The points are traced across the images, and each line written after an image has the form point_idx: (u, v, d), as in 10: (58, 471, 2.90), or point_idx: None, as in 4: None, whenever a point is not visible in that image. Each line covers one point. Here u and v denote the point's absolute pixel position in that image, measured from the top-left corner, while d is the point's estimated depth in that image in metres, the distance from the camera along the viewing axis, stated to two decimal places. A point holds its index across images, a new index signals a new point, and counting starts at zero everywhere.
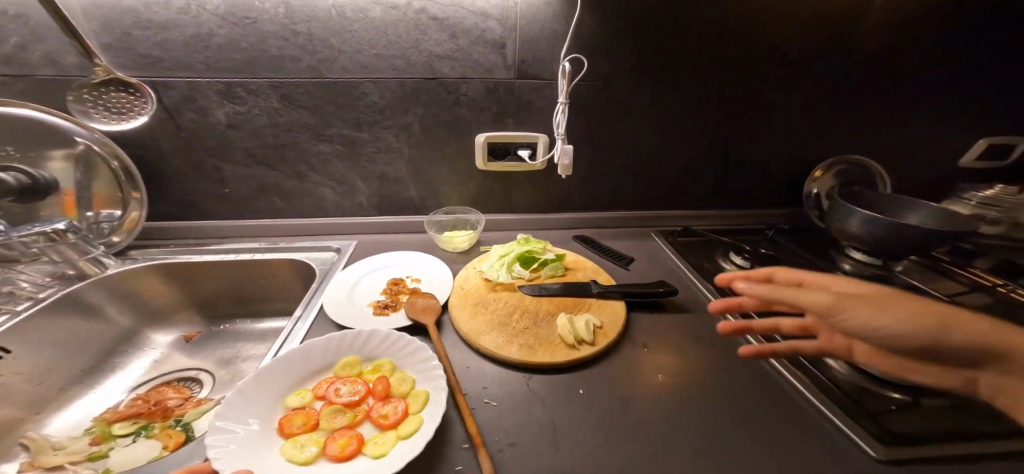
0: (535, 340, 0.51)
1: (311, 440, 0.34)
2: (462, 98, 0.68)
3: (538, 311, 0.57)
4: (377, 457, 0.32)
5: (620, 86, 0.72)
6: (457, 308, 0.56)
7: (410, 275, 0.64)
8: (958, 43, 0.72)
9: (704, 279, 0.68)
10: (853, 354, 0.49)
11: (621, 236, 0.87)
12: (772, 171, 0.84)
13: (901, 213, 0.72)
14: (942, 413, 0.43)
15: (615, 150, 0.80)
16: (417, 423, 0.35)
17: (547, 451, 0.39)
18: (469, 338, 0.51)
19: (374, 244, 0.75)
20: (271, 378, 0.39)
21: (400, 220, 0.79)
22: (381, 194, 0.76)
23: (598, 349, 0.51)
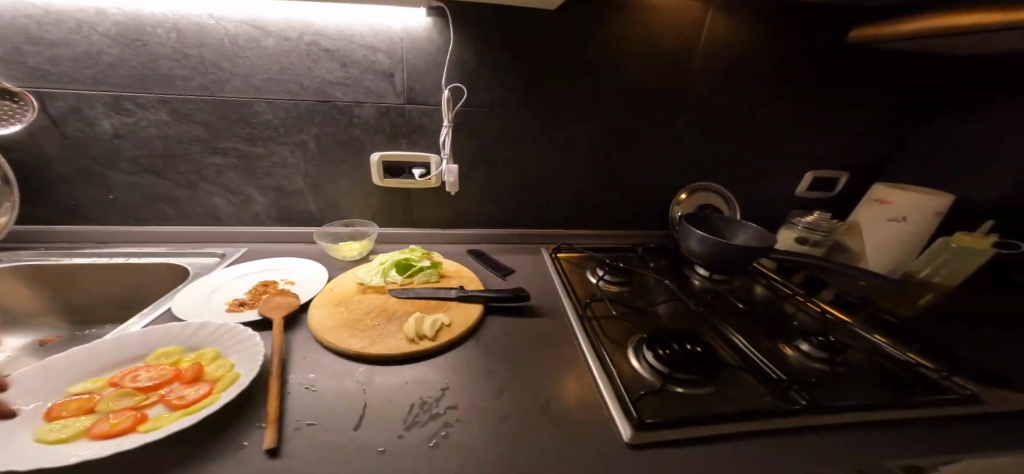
0: (379, 335, 0.57)
1: (81, 420, 0.38)
2: (356, 120, 0.75)
3: (396, 311, 0.64)
4: (147, 431, 0.37)
5: (506, 114, 0.80)
6: (319, 306, 0.62)
7: (285, 279, 0.70)
8: (795, 91, 0.83)
9: (565, 290, 0.78)
10: (649, 355, 0.57)
11: (514, 253, 0.94)
12: (645, 196, 0.96)
13: (734, 231, 0.86)
14: (709, 400, 0.52)
15: (507, 172, 0.88)
16: (211, 400, 0.40)
17: (348, 428, 0.43)
18: (319, 333, 0.56)
19: (264, 253, 0.79)
20: (68, 368, 0.43)
21: (297, 230, 0.84)
22: (279, 206, 0.81)
23: (436, 343, 0.57)
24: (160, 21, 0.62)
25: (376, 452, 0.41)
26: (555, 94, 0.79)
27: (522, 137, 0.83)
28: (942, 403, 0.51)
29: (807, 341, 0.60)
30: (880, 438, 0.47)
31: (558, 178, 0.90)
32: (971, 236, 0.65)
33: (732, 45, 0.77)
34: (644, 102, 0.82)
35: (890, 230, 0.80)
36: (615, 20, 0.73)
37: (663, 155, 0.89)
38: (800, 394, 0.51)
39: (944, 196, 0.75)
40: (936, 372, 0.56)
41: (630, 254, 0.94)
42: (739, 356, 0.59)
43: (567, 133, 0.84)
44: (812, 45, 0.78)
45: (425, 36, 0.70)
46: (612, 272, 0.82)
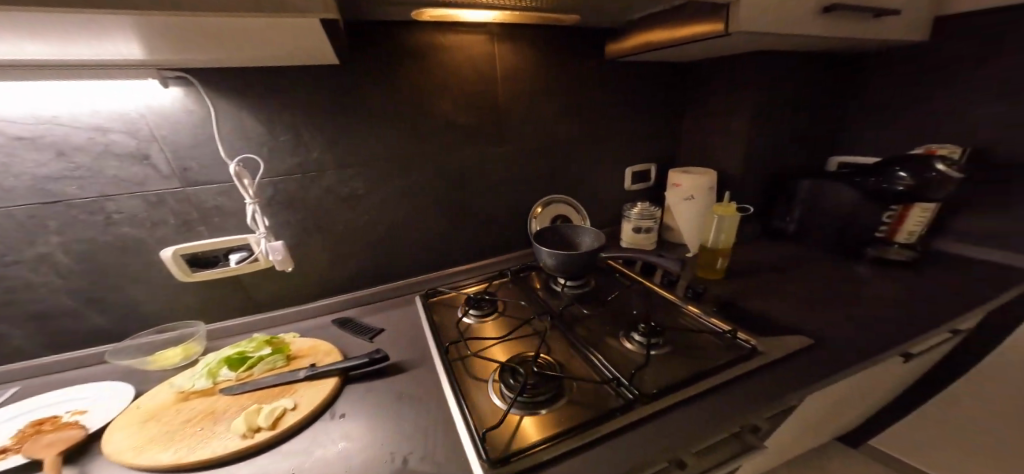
0: (203, 440, 0.54)
1: None
2: (121, 215, 0.64)
3: (227, 409, 0.60)
4: None
5: (325, 176, 0.76)
6: (121, 430, 0.56)
7: (71, 411, 0.60)
8: (585, 107, 0.97)
9: (435, 338, 0.76)
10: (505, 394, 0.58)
11: (380, 311, 0.89)
12: (501, 223, 1.00)
13: (579, 238, 0.95)
14: (568, 414, 0.53)
15: (350, 232, 0.83)
16: None
17: None
18: (120, 457, 0.51)
19: (36, 389, 0.66)
20: None
21: (90, 351, 0.71)
22: (49, 332, 0.69)
23: (273, 432, 0.55)
24: None
25: None
26: (353, 149, 0.76)
27: (340, 196, 0.79)
28: (735, 364, 0.55)
29: (637, 331, 0.65)
30: (693, 414, 0.50)
31: (410, 226, 0.89)
32: (725, 204, 0.83)
33: (504, 80, 0.85)
34: (449, 139, 0.85)
35: (688, 206, 1.01)
36: (402, 67, 0.75)
37: (491, 185, 0.94)
38: (629, 388, 0.54)
39: (709, 174, 1.00)
40: (727, 334, 0.61)
41: (499, 281, 0.96)
42: (592, 360, 0.63)
43: (387, 184, 0.82)
44: (569, 72, 0.92)
45: (174, 109, 0.62)
46: (481, 307, 0.85)
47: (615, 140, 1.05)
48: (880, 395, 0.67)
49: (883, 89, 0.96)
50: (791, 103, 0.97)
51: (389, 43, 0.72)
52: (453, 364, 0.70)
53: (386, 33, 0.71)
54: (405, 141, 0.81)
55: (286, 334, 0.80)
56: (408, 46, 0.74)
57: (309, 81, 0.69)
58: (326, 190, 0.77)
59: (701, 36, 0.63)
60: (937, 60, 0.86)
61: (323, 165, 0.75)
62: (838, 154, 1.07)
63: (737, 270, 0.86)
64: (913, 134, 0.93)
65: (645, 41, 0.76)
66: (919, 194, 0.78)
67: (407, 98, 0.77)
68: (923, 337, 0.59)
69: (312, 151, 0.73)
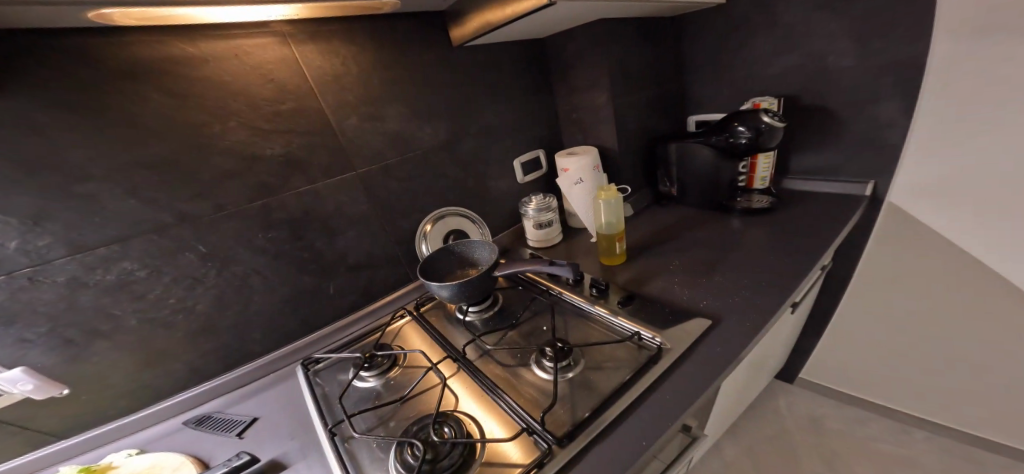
0: None
1: None
2: None
3: None
4: None
5: (64, 266, 0.54)
6: None
7: None
8: (439, 107, 0.85)
9: (320, 420, 0.59)
10: None
11: (239, 407, 0.67)
12: (384, 255, 0.84)
13: (476, 252, 0.84)
14: None
15: (147, 322, 0.61)
16: None
17: None
18: None
19: None
20: None
21: None
22: None
23: None
24: None
25: None
26: (100, 220, 0.55)
27: (97, 286, 0.56)
28: (645, 370, 0.51)
29: (548, 355, 0.58)
30: (608, 447, 0.43)
31: (251, 291, 0.69)
32: (606, 187, 0.80)
33: (315, 92, 0.68)
34: (262, 177, 0.66)
35: (578, 192, 0.98)
36: (140, 93, 0.55)
37: (348, 220, 0.77)
38: (544, 433, 0.46)
39: (590, 153, 0.97)
40: (634, 336, 0.57)
41: (399, 318, 0.81)
42: (499, 401, 0.54)
43: (186, 252, 0.62)
44: (403, 68, 0.78)
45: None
46: (376, 364, 0.69)
47: (483, 137, 0.95)
48: (779, 351, 0.69)
49: (712, 46, 1.00)
50: (637, 73, 0.97)
51: (101, 63, 0.52)
52: (342, 450, 0.54)
53: (78, 49, 0.50)
54: (189, 194, 0.60)
55: (109, 457, 0.58)
56: (141, 63, 0.54)
57: None
58: (69, 284, 0.54)
59: (529, 11, 0.56)
60: (745, 14, 0.91)
61: (46, 253, 0.52)
62: (693, 113, 1.11)
63: (629, 252, 0.85)
64: (745, 86, 0.99)
65: (485, 21, 0.67)
66: (758, 144, 0.83)
67: (169, 135, 0.57)
68: (788, 292, 0.59)
69: (7, 240, 0.50)
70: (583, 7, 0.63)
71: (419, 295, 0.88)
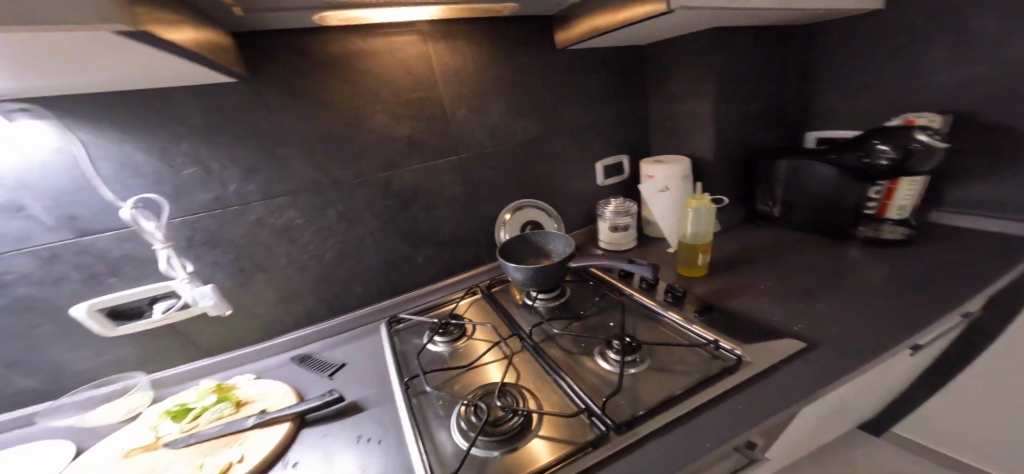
0: None
1: None
2: (16, 275, 0.60)
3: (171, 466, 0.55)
4: None
5: (248, 208, 0.69)
6: None
7: None
8: (541, 105, 0.91)
9: (396, 372, 0.68)
10: (462, 439, 0.52)
11: (339, 348, 0.80)
12: (470, 235, 0.93)
13: (551, 243, 0.88)
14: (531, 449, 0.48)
15: (293, 262, 0.77)
16: None
17: None
18: None
19: None
20: None
21: (28, 410, 0.68)
22: None
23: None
24: None
25: None
26: (278, 177, 0.70)
27: (267, 228, 0.72)
28: (717, 379, 0.49)
29: (613, 348, 0.59)
30: (670, 443, 0.43)
31: (363, 250, 0.82)
32: (698, 195, 0.77)
33: (440, 85, 0.79)
34: (387, 154, 0.78)
35: (664, 199, 0.95)
36: (319, 79, 0.68)
37: (444, 199, 0.86)
38: (602, 418, 0.47)
39: (682, 162, 0.93)
40: (710, 344, 0.55)
41: (472, 296, 0.89)
42: (559, 384, 0.56)
43: (326, 210, 0.76)
44: (514, 67, 0.85)
45: (41, 152, 0.56)
46: (450, 332, 0.76)
47: (574, 136, 0.98)
48: (882, 395, 0.61)
49: (848, 56, 0.90)
50: (753, 82, 0.91)
51: (302, 53, 0.66)
52: (414, 403, 0.61)
53: (287, 43, 0.65)
54: (334, 162, 0.74)
55: (238, 377, 0.73)
56: (325, 56, 0.68)
57: (202, 106, 0.62)
58: (251, 224, 0.71)
59: (645, 17, 0.57)
60: (897, 21, 0.81)
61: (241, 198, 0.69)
62: (808, 129, 1.02)
63: (714, 264, 0.81)
64: (885, 99, 0.87)
65: (595, 26, 0.70)
66: (903, 167, 0.72)
67: (331, 114, 0.71)
68: (920, 330, 0.51)
69: (221, 184, 0.66)
70: (712, 13, 0.61)
71: (491, 278, 0.94)
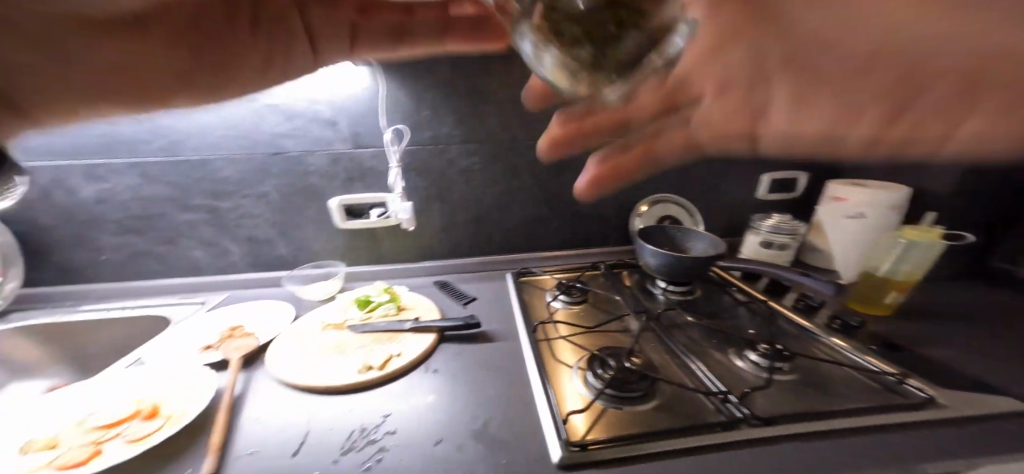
0: (328, 369, 0.57)
1: (61, 428, 0.47)
2: (311, 168, 0.81)
3: (355, 341, 0.65)
4: (129, 440, 0.44)
5: (451, 149, 0.85)
6: (277, 345, 0.64)
7: (247, 325, 0.72)
8: None
9: (523, 318, 0.72)
10: (584, 382, 0.53)
11: (471, 280, 0.93)
12: (610, 213, 0.97)
13: (691, 241, 0.85)
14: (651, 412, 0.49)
15: (466, 204, 0.92)
16: (170, 417, 0.47)
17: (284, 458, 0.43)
18: (275, 371, 0.57)
19: (240, 298, 0.85)
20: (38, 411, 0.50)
21: (269, 276, 0.90)
22: (254, 254, 0.88)
23: (401, 364, 0.57)
24: None
25: None
26: (481, 131, 0.85)
27: (458, 170, 0.88)
28: (892, 409, 0.46)
29: (756, 351, 0.57)
30: (819, 447, 0.43)
31: (515, 206, 0.94)
32: (922, 228, 0.69)
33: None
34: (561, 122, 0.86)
35: (847, 226, 0.83)
36: None
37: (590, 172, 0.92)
38: (739, 407, 0.47)
39: (896, 190, 0.80)
40: (887, 376, 0.52)
41: (592, 273, 0.91)
42: (689, 366, 0.56)
43: (501, 163, 0.89)
44: None
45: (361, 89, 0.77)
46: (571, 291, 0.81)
47: (739, 139, 0.93)
48: None
49: None
50: None
51: None
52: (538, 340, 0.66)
53: None
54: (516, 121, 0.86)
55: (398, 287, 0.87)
56: None
57: (452, 66, 0.79)
58: (447, 165, 0.87)
59: None
60: None
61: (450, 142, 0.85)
62: None
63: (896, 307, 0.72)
64: None
65: None
66: None
67: None
68: None
69: (444, 128, 0.83)
70: None
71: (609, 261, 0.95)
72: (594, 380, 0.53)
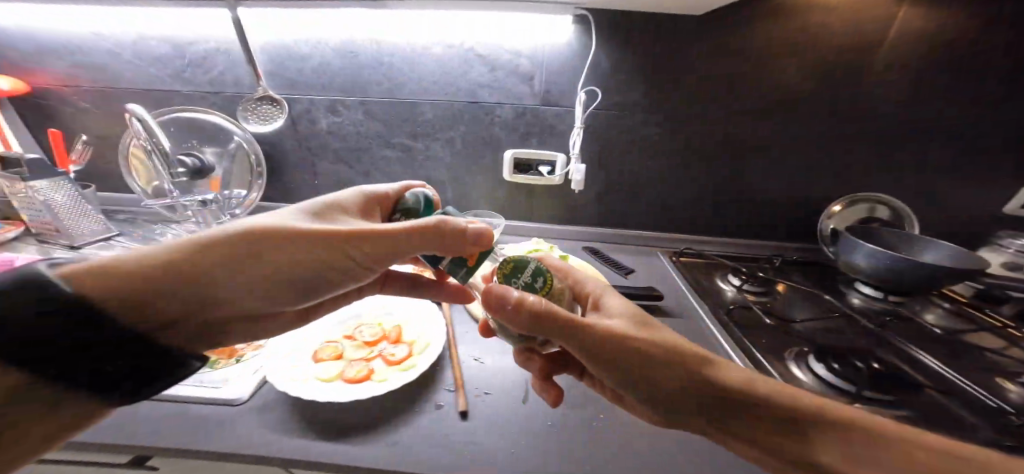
0: None
1: (333, 345, 0.58)
2: (497, 120, 0.84)
3: None
4: (388, 372, 0.53)
5: (636, 115, 0.80)
6: None
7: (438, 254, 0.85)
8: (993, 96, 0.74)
9: (699, 299, 0.67)
10: (821, 367, 0.48)
11: (623, 253, 0.88)
12: (797, 209, 0.85)
13: (913, 250, 0.72)
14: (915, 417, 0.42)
15: (633, 174, 0.86)
16: (414, 358, 0.56)
17: (517, 402, 0.51)
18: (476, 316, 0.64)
19: None
20: (313, 323, 0.63)
21: None
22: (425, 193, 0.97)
23: None
24: (363, 40, 0.80)
25: (546, 423, 0.48)
26: (678, 99, 0.78)
27: (637, 139, 0.82)
28: None
29: None
30: None
31: (685, 184, 0.85)
32: None
33: (863, 54, 0.73)
34: (763, 109, 0.78)
35: None
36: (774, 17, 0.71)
37: (781, 164, 0.82)
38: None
39: None
40: None
41: (768, 264, 0.81)
42: (940, 383, 0.49)
43: (687, 138, 0.81)
44: (985, 52, 0.71)
45: (567, 36, 0.75)
46: (750, 278, 0.71)
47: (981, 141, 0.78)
48: None
49: None
50: None
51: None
52: (726, 323, 0.60)
53: None
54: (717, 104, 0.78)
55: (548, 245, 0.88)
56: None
57: (670, 24, 0.73)
58: (626, 132, 0.82)
59: None
60: None
61: (639, 107, 0.79)
62: None
63: None
64: None
65: None
66: None
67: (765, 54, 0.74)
68: None
69: (636, 92, 0.78)
70: None
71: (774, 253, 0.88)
72: (828, 372, 0.47)
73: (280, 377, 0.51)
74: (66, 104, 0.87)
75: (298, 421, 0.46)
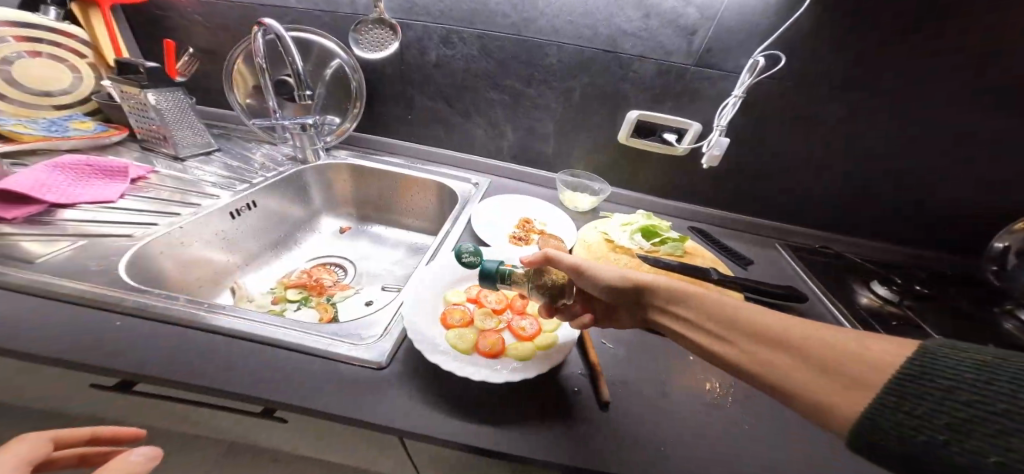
0: None
1: (459, 312, 0.58)
2: (632, 74, 0.75)
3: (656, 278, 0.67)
4: (522, 348, 0.53)
5: (795, 91, 0.72)
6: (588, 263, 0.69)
7: (537, 219, 0.84)
8: None
9: (834, 304, 0.65)
10: None
11: (730, 238, 0.85)
12: (934, 205, 0.82)
13: None
14: None
15: (766, 153, 0.80)
16: (548, 337, 0.55)
17: (657, 395, 0.51)
18: None
19: (503, 187, 0.92)
20: (434, 280, 0.62)
21: (527, 170, 0.95)
22: (522, 144, 0.91)
23: None
24: None
25: (692, 419, 0.49)
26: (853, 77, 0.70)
27: (785, 116, 0.75)
28: None
29: None
30: None
31: (824, 171, 0.81)
32: None
33: None
34: (946, 103, 0.70)
35: None
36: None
37: (931, 161, 0.77)
38: None
39: None
40: None
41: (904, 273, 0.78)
42: None
43: (843, 122, 0.75)
44: None
45: None
46: (901, 292, 0.68)
47: None
48: None
49: None
50: None
51: None
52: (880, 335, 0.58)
53: None
54: (892, 91, 0.70)
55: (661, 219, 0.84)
56: None
57: None
58: (779, 108, 0.74)
59: None
60: None
61: (804, 81, 0.71)
62: None
63: None
64: None
65: None
66: None
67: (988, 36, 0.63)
68: None
69: (812, 62, 0.69)
70: None
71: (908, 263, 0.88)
72: None
73: (426, 337, 0.51)
74: (170, 10, 0.82)
75: (452, 389, 0.47)
